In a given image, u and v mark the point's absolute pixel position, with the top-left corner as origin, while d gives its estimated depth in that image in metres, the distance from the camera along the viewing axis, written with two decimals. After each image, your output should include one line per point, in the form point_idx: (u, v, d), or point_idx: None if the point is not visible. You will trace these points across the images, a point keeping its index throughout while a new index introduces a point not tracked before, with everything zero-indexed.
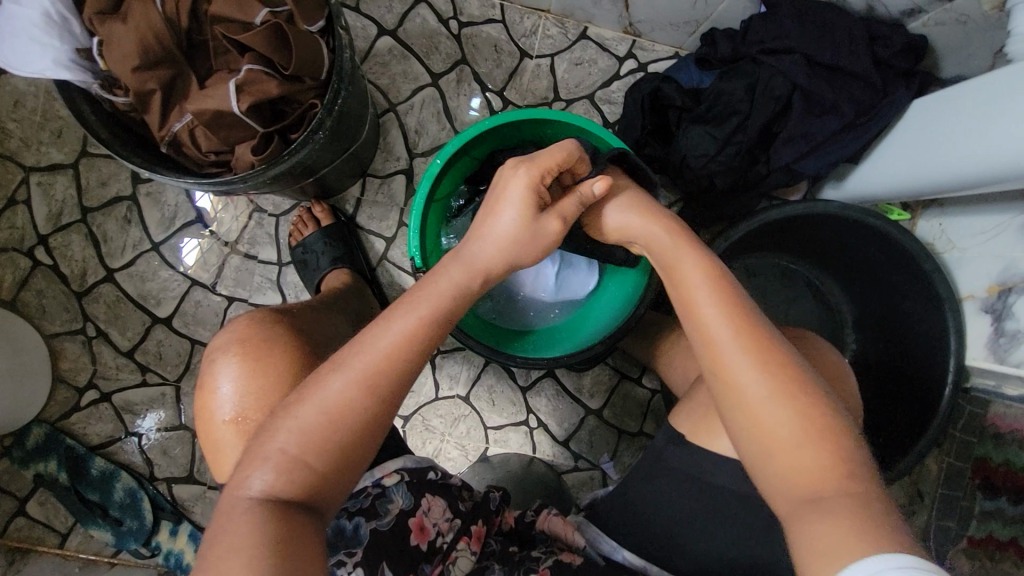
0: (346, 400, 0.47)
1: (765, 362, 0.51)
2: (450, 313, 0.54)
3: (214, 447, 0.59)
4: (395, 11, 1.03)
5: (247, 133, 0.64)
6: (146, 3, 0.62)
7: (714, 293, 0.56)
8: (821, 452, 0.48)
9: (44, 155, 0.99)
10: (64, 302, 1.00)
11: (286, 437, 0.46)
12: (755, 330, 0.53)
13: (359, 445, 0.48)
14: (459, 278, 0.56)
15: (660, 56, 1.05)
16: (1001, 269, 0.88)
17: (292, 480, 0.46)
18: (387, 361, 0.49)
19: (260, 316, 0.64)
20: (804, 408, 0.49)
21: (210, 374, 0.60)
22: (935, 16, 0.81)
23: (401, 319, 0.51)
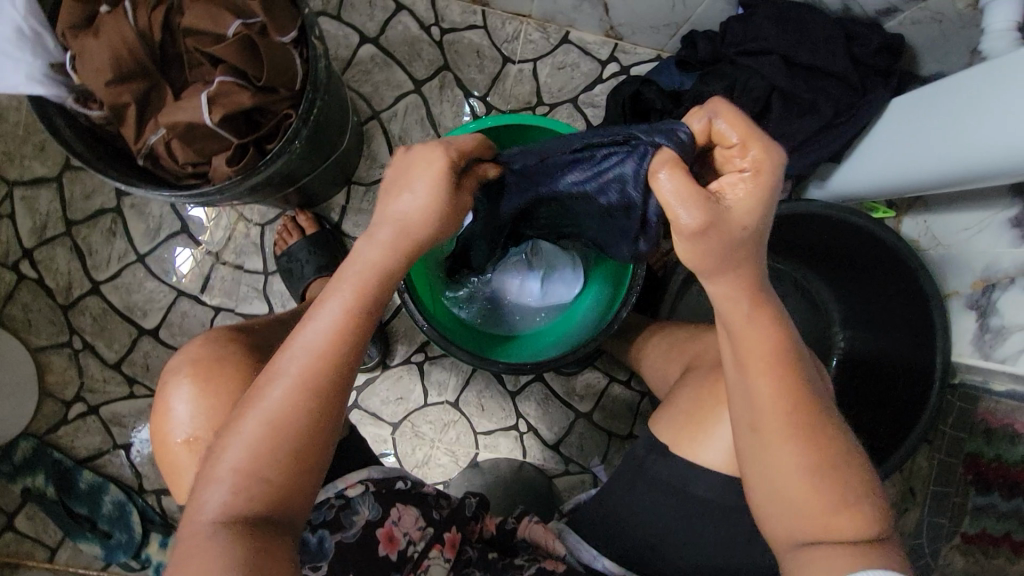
0: (286, 410, 0.47)
1: (804, 432, 0.49)
2: (377, 298, 0.51)
3: (174, 469, 0.60)
4: (377, 18, 1.03)
5: (222, 144, 0.64)
6: (118, 18, 0.62)
7: (770, 352, 0.49)
8: (845, 515, 0.48)
9: (28, 169, 1.00)
10: (49, 315, 1.00)
11: (235, 453, 0.46)
12: (788, 364, 0.50)
13: (313, 449, 0.48)
14: (379, 261, 0.51)
15: (642, 58, 1.05)
16: (984, 265, 0.88)
17: (249, 495, 0.46)
18: (318, 362, 0.48)
19: (216, 334, 0.64)
20: (836, 476, 0.49)
21: (164, 398, 0.60)
22: (911, 15, 0.81)
23: (323, 317, 0.49)
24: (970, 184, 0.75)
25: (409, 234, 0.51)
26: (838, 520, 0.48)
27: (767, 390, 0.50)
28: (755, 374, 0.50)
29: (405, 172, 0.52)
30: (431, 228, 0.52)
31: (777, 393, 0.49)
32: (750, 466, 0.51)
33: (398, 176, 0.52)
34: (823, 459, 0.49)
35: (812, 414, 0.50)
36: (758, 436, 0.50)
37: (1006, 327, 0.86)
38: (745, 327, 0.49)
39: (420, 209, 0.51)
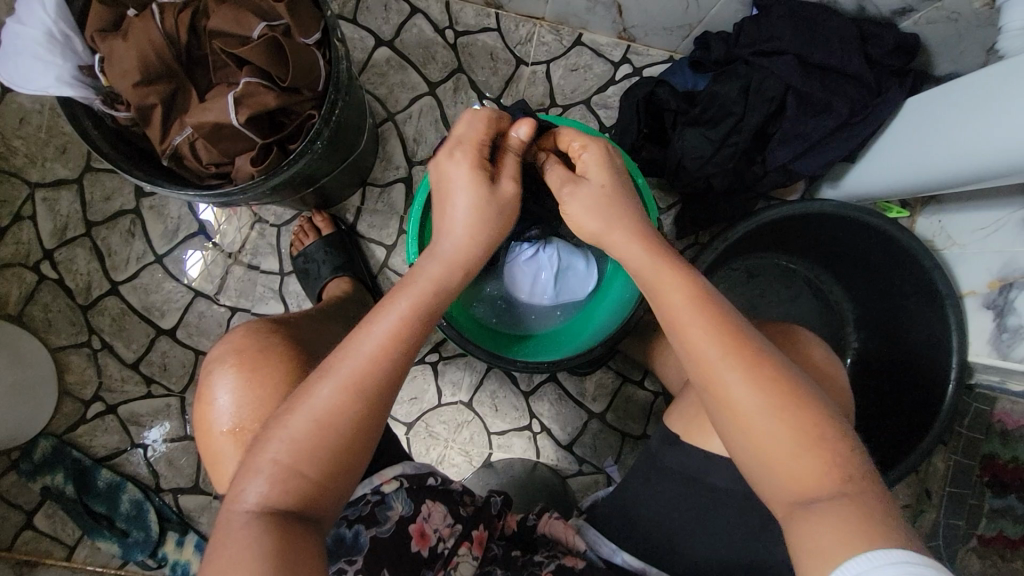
0: (333, 409, 0.47)
1: (752, 369, 0.49)
2: (433, 310, 0.53)
3: (215, 459, 0.60)
4: (392, 22, 1.04)
5: (246, 144, 0.65)
6: (146, 21, 0.63)
7: (688, 292, 0.53)
8: (816, 453, 0.47)
9: (49, 171, 1.01)
10: (69, 315, 1.01)
11: (279, 448, 0.47)
12: (727, 318, 0.51)
13: (351, 454, 0.48)
14: (439, 274, 0.54)
15: (655, 60, 1.06)
16: (1001, 265, 0.88)
17: (288, 490, 0.46)
18: (370, 367, 0.48)
19: (257, 325, 0.65)
20: (793, 413, 0.48)
21: (209, 386, 0.60)
22: (927, 15, 0.81)
23: (384, 322, 0.50)
24: (980, 183, 0.76)
25: (476, 238, 0.57)
26: (828, 467, 0.46)
27: (712, 354, 0.50)
28: (706, 352, 0.50)
29: (445, 186, 0.59)
30: (477, 252, 0.57)
31: (729, 359, 0.49)
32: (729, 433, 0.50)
33: (441, 190, 0.60)
34: (800, 416, 0.48)
35: (751, 353, 0.50)
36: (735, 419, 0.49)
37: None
38: (655, 277, 0.55)
39: (466, 222, 0.57)
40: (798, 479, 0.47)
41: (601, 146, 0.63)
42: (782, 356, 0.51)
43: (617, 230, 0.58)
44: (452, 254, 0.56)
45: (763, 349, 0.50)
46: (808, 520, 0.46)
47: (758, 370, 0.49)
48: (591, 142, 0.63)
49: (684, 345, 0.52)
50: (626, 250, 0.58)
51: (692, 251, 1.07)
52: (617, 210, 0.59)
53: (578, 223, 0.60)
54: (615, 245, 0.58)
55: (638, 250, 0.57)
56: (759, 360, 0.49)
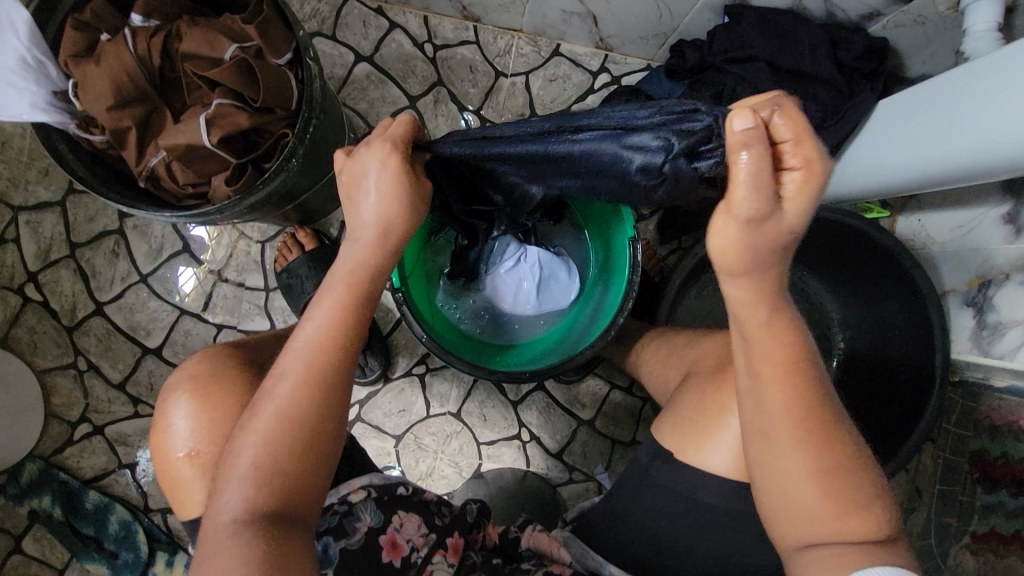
0: (292, 404, 0.48)
1: (813, 432, 0.49)
2: (366, 293, 0.52)
3: (175, 485, 0.59)
4: (371, 37, 1.05)
5: (221, 164, 0.66)
6: (118, 45, 0.63)
7: (785, 356, 0.49)
8: (851, 515, 0.48)
9: (32, 194, 1.01)
10: (55, 337, 1.01)
11: (245, 451, 0.47)
12: (814, 386, 0.50)
13: (318, 445, 0.49)
14: (359, 260, 0.52)
15: (632, 68, 1.08)
16: (980, 262, 0.89)
17: (264, 491, 0.46)
18: (320, 356, 0.49)
19: (212, 350, 0.65)
20: (841, 478, 0.49)
21: (164, 414, 0.60)
22: (895, 18, 0.82)
23: (319, 312, 0.51)
24: (977, 178, 0.74)
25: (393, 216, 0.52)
26: (857, 525, 0.48)
27: (777, 412, 0.50)
28: (771, 405, 0.50)
29: (353, 176, 0.52)
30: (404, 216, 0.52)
31: (794, 425, 0.49)
32: (766, 478, 0.51)
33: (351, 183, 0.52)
34: (841, 481, 0.49)
35: (820, 415, 0.49)
36: (773, 468, 0.50)
37: (1003, 324, 0.86)
38: (762, 334, 0.49)
39: (381, 207, 0.52)
40: (814, 530, 0.49)
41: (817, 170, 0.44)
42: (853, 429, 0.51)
43: (755, 278, 0.47)
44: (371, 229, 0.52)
45: (835, 419, 0.50)
46: (810, 559, 0.49)
47: (818, 435, 0.49)
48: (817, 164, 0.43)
49: (757, 398, 0.50)
50: (739, 292, 0.48)
51: (675, 255, 1.08)
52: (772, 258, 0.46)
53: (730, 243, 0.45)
54: (740, 285, 0.48)
55: (741, 294, 0.48)
56: (822, 426, 0.49)
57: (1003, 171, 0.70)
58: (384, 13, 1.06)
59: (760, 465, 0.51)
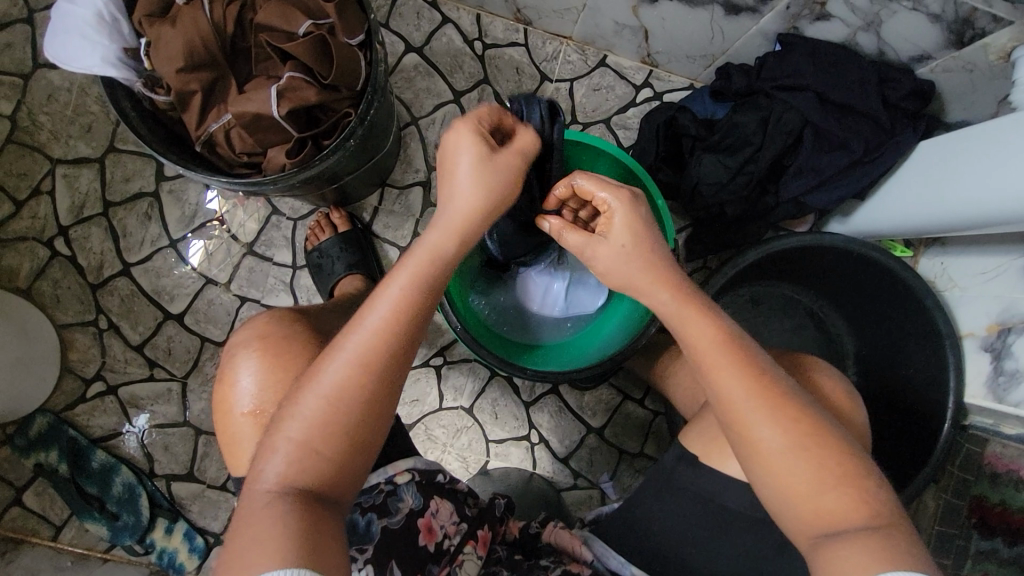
0: (344, 384, 0.48)
1: (780, 412, 0.51)
2: (436, 277, 0.53)
3: (231, 441, 0.60)
4: (422, 29, 1.07)
5: (283, 136, 0.67)
6: (195, 10, 0.64)
7: (713, 339, 0.54)
8: (836, 493, 0.49)
9: (72, 148, 1.02)
10: (78, 293, 1.01)
11: (293, 426, 0.47)
12: (749, 360, 0.53)
13: (366, 430, 0.48)
14: (440, 241, 0.54)
15: (675, 86, 1.09)
16: (1000, 309, 0.90)
17: (306, 468, 0.47)
18: (380, 341, 0.49)
19: (280, 314, 0.66)
20: (817, 453, 0.50)
21: (231, 368, 0.61)
22: (943, 63, 0.83)
23: (387, 298, 0.50)
24: (1000, 227, 0.76)
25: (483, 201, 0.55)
26: (852, 506, 0.48)
27: (737, 402, 0.51)
28: (729, 383, 0.52)
29: (447, 156, 0.56)
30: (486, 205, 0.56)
31: (752, 400, 0.51)
32: (755, 468, 0.51)
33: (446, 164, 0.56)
34: (818, 456, 0.50)
35: (776, 395, 0.51)
36: (754, 451, 0.51)
37: (1020, 371, 0.87)
38: (682, 323, 0.56)
39: (470, 190, 0.55)
40: (808, 508, 0.49)
41: (625, 198, 0.60)
42: (803, 393, 0.53)
43: (647, 276, 0.58)
44: (455, 214, 0.55)
45: (784, 387, 0.52)
46: (829, 550, 0.47)
47: (780, 405, 0.51)
48: (615, 195, 0.61)
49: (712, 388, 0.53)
50: (654, 298, 0.58)
51: (700, 273, 1.09)
52: (647, 261, 0.59)
53: (611, 274, 0.61)
54: (642, 289, 0.59)
55: (663, 294, 0.57)
56: (778, 393, 0.52)
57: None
58: (437, 8, 1.07)
59: (743, 449, 0.52)
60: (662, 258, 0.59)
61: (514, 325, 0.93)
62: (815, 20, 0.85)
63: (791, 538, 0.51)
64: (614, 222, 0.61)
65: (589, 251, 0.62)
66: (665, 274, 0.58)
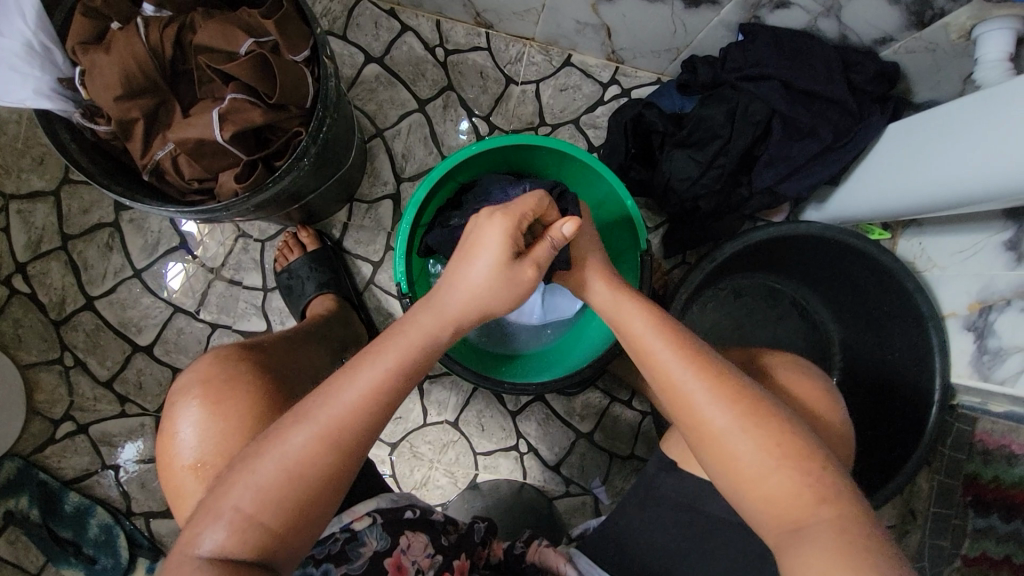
0: (302, 459, 0.46)
1: (730, 394, 0.50)
2: (419, 366, 0.52)
3: (177, 495, 0.57)
4: (382, 39, 1.04)
5: (231, 160, 0.64)
6: (130, 35, 0.62)
7: (660, 328, 0.56)
8: (790, 476, 0.47)
9: (25, 182, 0.98)
10: (41, 331, 0.97)
11: (242, 495, 0.45)
12: (694, 345, 0.54)
13: (316, 505, 0.46)
14: (430, 330, 0.54)
15: (642, 81, 1.08)
16: (980, 287, 0.90)
17: (246, 540, 0.44)
18: (350, 420, 0.47)
19: (226, 353, 0.63)
20: (771, 434, 0.49)
21: (171, 419, 0.58)
22: (906, 44, 0.82)
23: (367, 377, 0.49)
24: (979, 206, 0.75)
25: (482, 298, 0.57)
26: (807, 488, 0.47)
27: (686, 379, 0.52)
28: (669, 363, 0.53)
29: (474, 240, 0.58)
30: (484, 303, 0.57)
31: (695, 382, 0.51)
32: (707, 453, 0.51)
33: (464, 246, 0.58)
34: (771, 437, 0.49)
35: (721, 377, 0.52)
36: (700, 435, 0.51)
37: (1004, 348, 0.87)
38: (625, 313, 0.59)
39: (478, 286, 0.56)
40: (759, 493, 0.48)
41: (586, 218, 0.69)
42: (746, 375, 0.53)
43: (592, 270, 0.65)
44: (463, 303, 0.56)
45: (738, 376, 0.52)
46: (795, 543, 0.46)
47: (720, 384, 0.51)
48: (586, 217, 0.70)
49: (656, 371, 0.54)
50: (600, 296, 0.62)
51: (680, 268, 1.09)
52: (597, 260, 0.65)
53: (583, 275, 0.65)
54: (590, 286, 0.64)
55: (607, 291, 0.62)
56: (726, 379, 0.52)
57: (1003, 200, 0.70)
58: (395, 16, 1.05)
59: (694, 436, 0.51)
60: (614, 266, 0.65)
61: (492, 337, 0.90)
62: (775, 8, 0.84)
63: (756, 530, 0.49)
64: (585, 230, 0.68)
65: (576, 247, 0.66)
66: (606, 274, 0.64)
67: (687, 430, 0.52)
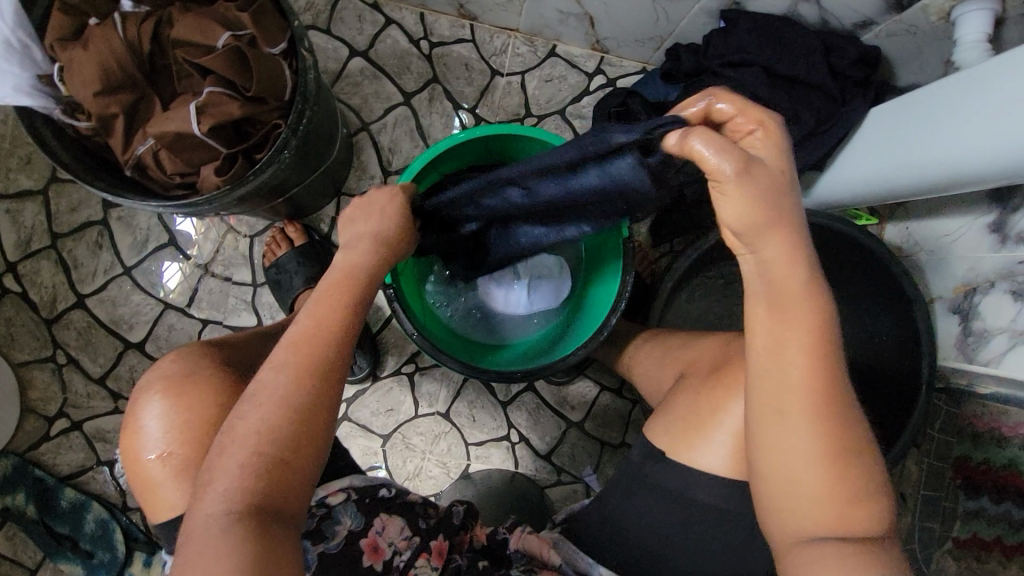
0: (285, 394, 0.48)
1: (833, 423, 0.48)
2: (364, 292, 0.55)
3: (148, 490, 0.58)
4: (366, 32, 1.05)
5: (210, 154, 0.64)
6: (107, 30, 0.62)
7: (807, 335, 0.47)
8: (843, 507, 0.48)
9: (13, 182, 0.99)
10: (33, 329, 0.98)
11: (239, 443, 0.46)
12: (833, 367, 0.48)
13: (313, 433, 0.48)
14: (368, 259, 0.56)
15: (628, 71, 1.08)
16: (966, 270, 0.90)
17: (256, 481, 0.46)
18: (314, 345, 0.50)
19: (188, 349, 0.64)
20: (845, 469, 0.48)
21: (135, 415, 0.59)
22: (886, 28, 0.83)
23: (315, 307, 0.52)
24: (965, 189, 0.76)
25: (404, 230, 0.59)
26: (851, 519, 0.48)
27: (796, 396, 0.48)
28: (788, 345, 0.48)
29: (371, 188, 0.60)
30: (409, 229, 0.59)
31: (809, 404, 0.48)
32: (766, 451, 0.50)
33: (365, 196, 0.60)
34: (842, 468, 0.48)
35: (841, 407, 0.48)
36: (779, 417, 0.48)
37: (988, 330, 0.87)
38: (787, 304, 0.48)
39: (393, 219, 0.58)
40: (791, 480, 0.49)
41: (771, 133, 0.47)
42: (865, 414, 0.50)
43: (774, 230, 0.46)
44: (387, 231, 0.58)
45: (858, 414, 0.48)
46: (810, 555, 0.48)
47: (832, 416, 0.48)
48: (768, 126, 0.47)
49: (768, 374, 0.49)
50: (768, 258, 0.47)
51: (668, 257, 1.09)
52: (778, 211, 0.45)
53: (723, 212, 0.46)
54: (760, 244, 0.47)
55: (784, 264, 0.47)
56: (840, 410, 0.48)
57: (991, 180, 0.71)
58: (379, 9, 1.05)
59: (764, 436, 0.50)
60: (786, 219, 0.46)
61: (481, 329, 0.91)
62: None
63: (766, 529, 0.52)
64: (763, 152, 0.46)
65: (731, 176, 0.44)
66: (791, 248, 0.47)
67: (757, 424, 0.50)
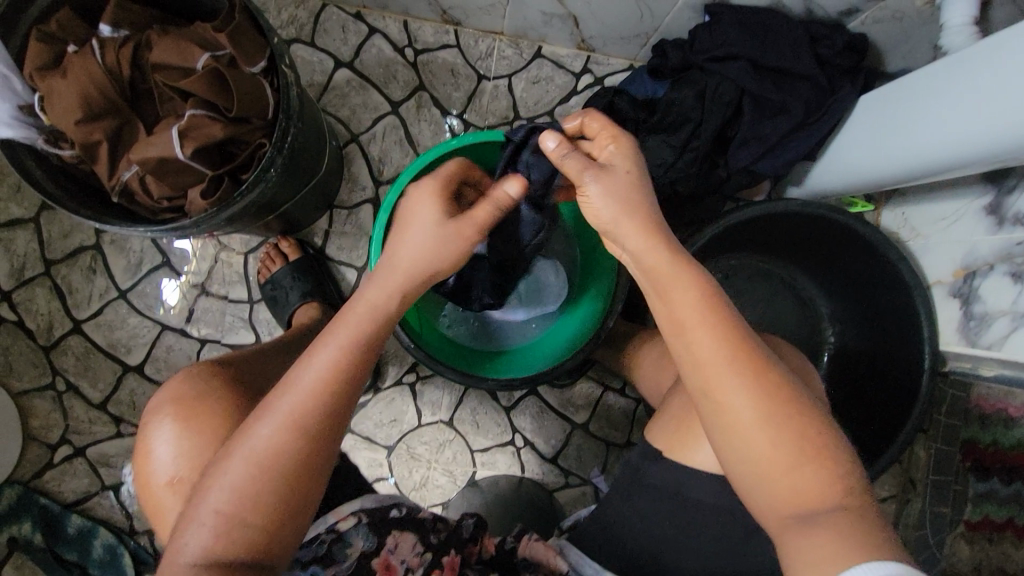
0: (273, 450, 0.46)
1: (759, 381, 0.49)
2: (371, 340, 0.52)
3: (157, 511, 0.58)
4: (350, 43, 1.04)
5: (196, 176, 0.64)
6: (86, 57, 0.62)
7: (701, 297, 0.51)
8: (809, 473, 0.47)
9: (4, 211, 0.98)
10: (31, 357, 0.98)
11: (219, 496, 0.45)
12: (734, 325, 0.50)
13: (297, 491, 0.47)
14: (378, 301, 0.53)
15: (615, 68, 1.07)
16: (964, 253, 0.89)
17: (232, 540, 0.45)
18: (311, 402, 0.47)
19: (196, 369, 0.63)
20: (790, 428, 0.48)
21: (147, 437, 0.59)
22: (872, 14, 0.82)
23: (321, 358, 0.49)
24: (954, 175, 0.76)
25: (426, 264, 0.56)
26: (824, 485, 0.47)
27: (719, 361, 0.49)
28: (686, 322, 0.50)
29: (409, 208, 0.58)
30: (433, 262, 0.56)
31: (730, 368, 0.49)
32: (718, 435, 0.50)
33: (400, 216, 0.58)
34: (794, 432, 0.48)
35: (757, 363, 0.49)
36: (710, 399, 0.49)
37: (990, 313, 0.86)
38: (671, 279, 0.52)
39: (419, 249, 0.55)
40: (757, 461, 0.48)
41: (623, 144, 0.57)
42: (782, 364, 0.51)
43: (633, 221, 0.54)
44: (405, 264, 0.55)
45: (779, 368, 0.50)
46: (798, 532, 0.46)
47: (760, 374, 0.49)
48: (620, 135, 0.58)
49: (689, 350, 0.50)
50: (636, 246, 0.54)
51: None
52: (634, 199, 0.55)
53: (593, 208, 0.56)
54: (626, 235, 0.54)
55: (658, 248, 0.53)
56: (761, 366, 0.49)
57: (978, 165, 0.70)
58: (362, 19, 1.04)
59: (716, 425, 0.50)
60: (648, 207, 0.55)
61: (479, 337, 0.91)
62: None
63: (756, 517, 0.51)
64: (615, 157, 0.57)
65: (590, 176, 0.56)
66: (654, 231, 0.54)
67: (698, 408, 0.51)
